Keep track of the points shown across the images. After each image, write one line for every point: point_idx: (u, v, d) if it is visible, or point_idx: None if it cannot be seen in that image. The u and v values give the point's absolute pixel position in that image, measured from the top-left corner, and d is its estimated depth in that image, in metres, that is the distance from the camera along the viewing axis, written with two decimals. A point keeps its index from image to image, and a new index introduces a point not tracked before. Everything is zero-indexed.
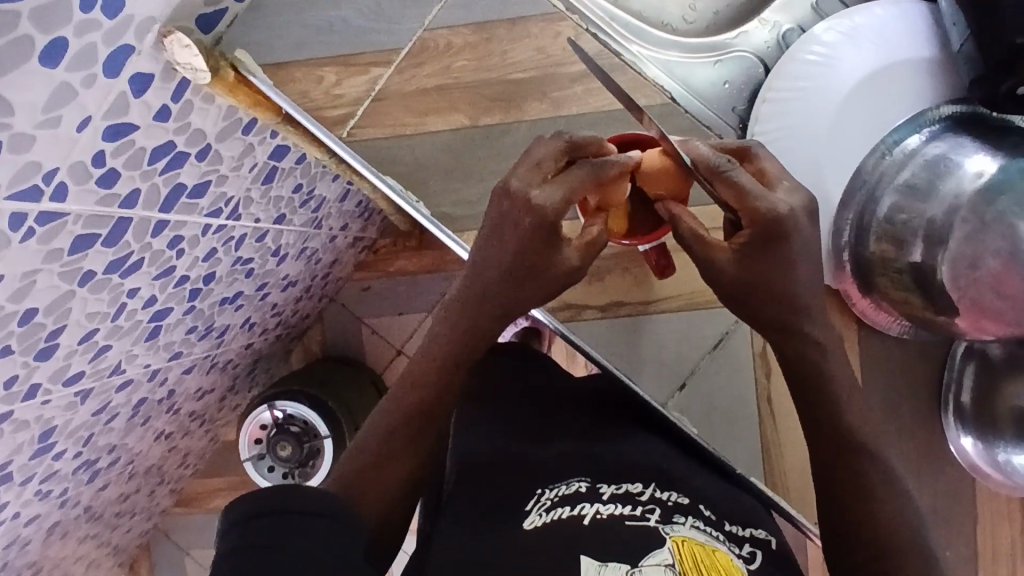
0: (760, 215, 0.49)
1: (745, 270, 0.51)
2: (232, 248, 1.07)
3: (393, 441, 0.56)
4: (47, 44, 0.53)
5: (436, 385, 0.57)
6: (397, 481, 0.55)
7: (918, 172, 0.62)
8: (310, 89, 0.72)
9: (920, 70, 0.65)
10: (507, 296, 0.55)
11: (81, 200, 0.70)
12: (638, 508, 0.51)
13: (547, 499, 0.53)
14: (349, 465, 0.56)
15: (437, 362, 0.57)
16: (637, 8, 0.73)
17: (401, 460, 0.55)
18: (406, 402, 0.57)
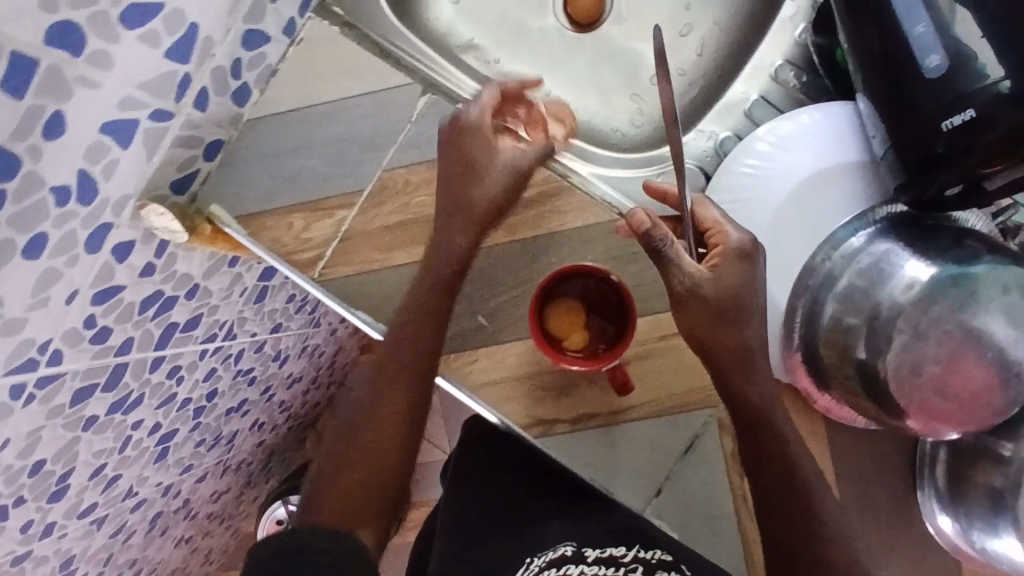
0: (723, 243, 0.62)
1: (720, 288, 0.60)
2: (232, 363, 1.12)
3: (362, 451, 0.62)
4: (27, 243, 0.59)
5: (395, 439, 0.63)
6: (398, 466, 0.63)
7: (863, 272, 0.62)
8: (282, 235, 0.77)
9: (852, 172, 0.67)
10: (461, 260, 0.67)
11: (77, 359, 0.76)
12: (621, 569, 0.62)
13: (536, 565, 0.64)
14: (312, 503, 0.60)
15: (383, 407, 0.63)
16: (588, 118, 0.87)
17: (380, 445, 0.62)
18: (393, 407, 0.63)
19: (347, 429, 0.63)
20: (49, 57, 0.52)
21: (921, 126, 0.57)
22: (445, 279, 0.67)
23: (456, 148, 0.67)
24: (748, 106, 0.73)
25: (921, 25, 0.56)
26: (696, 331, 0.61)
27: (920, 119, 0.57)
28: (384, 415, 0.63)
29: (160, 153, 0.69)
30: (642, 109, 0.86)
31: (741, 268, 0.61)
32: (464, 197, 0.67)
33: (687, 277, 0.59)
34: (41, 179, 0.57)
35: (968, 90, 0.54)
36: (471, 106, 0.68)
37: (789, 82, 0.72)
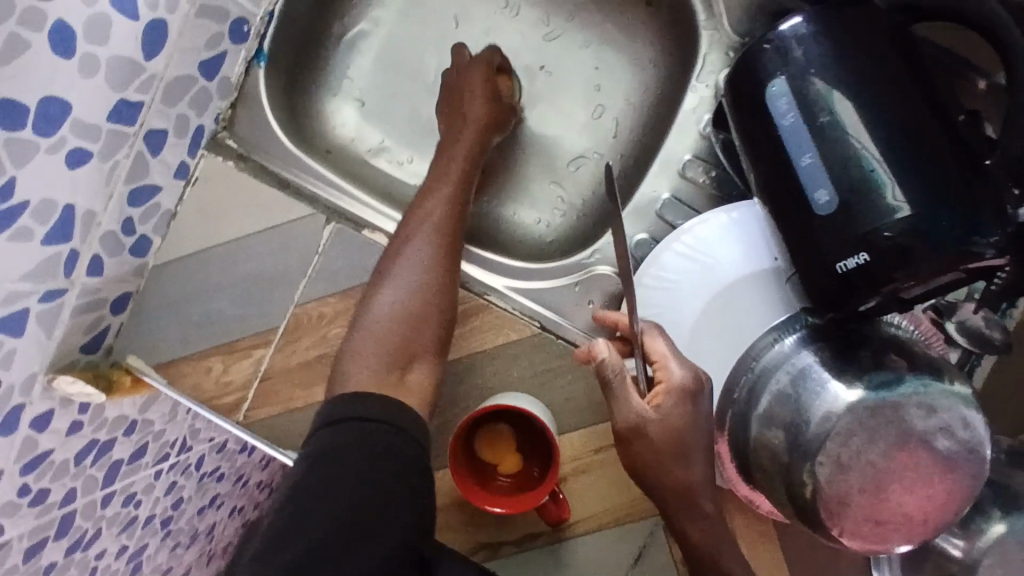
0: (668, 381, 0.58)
1: (664, 431, 0.58)
2: (195, 469, 1.11)
3: (385, 329, 0.67)
4: None
5: (427, 299, 0.67)
6: (428, 295, 0.68)
7: (782, 388, 0.57)
8: (201, 380, 0.75)
9: (765, 274, 0.64)
10: (458, 189, 0.73)
11: (17, 523, 0.76)
12: None
13: None
14: (346, 383, 0.64)
15: (405, 302, 0.67)
16: (509, 209, 0.84)
17: (411, 324, 0.67)
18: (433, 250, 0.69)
19: (365, 306, 0.68)
20: None
21: (821, 253, 0.54)
22: (431, 181, 0.73)
23: (450, 86, 0.79)
24: (658, 207, 0.70)
25: (807, 157, 0.56)
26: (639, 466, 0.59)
27: (822, 247, 0.54)
28: (405, 290, 0.68)
29: (61, 325, 0.68)
30: (565, 194, 0.84)
31: (684, 408, 0.58)
32: (462, 162, 0.75)
33: (627, 417, 0.58)
34: None
35: (870, 229, 0.52)
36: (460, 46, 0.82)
37: (698, 179, 0.69)
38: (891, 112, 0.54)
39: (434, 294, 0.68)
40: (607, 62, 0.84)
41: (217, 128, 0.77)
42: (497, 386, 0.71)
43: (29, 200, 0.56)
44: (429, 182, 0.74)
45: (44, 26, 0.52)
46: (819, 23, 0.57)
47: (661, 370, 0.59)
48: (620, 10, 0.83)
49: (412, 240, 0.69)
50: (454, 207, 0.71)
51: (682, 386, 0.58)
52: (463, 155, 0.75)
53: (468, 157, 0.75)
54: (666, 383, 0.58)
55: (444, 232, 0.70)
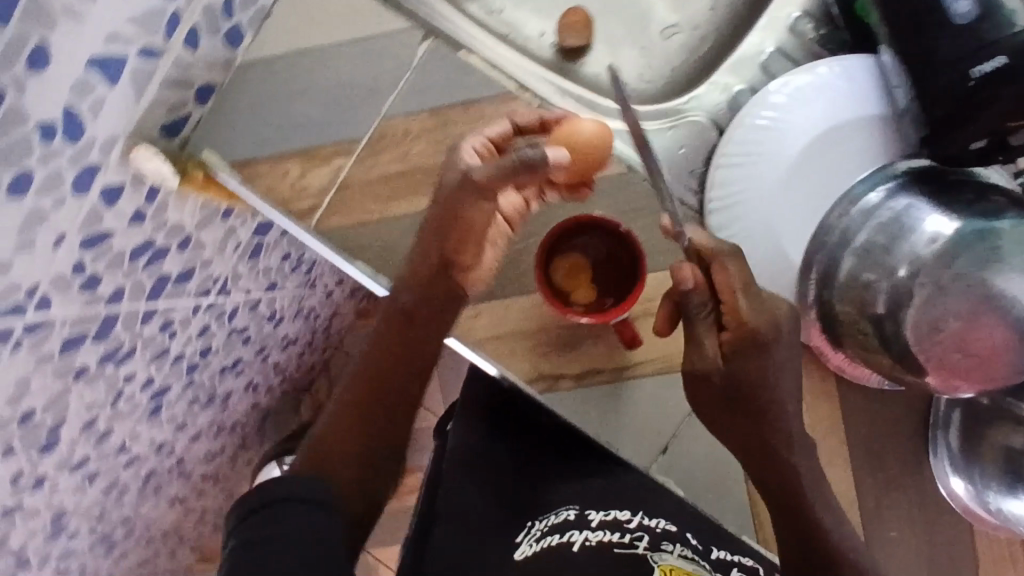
0: (748, 326, 0.56)
1: (730, 369, 0.58)
2: (227, 320, 1.10)
3: (380, 355, 0.65)
4: (11, 182, 0.57)
5: (400, 359, 0.65)
6: (408, 298, 0.65)
7: (876, 235, 0.61)
8: (277, 183, 0.74)
9: (869, 124, 0.65)
10: (464, 185, 0.60)
11: (65, 305, 0.74)
12: (627, 535, 0.66)
13: (538, 529, 0.65)
14: (319, 432, 0.62)
15: (386, 341, 0.65)
16: (594, 73, 0.80)
17: (367, 409, 0.63)
18: (415, 274, 0.65)
19: (366, 350, 0.66)
20: None
21: (947, 79, 0.56)
22: (443, 181, 0.61)
23: (445, 207, 0.61)
24: (763, 59, 0.70)
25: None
26: (694, 398, 0.62)
27: (948, 72, 0.56)
28: (399, 336, 0.65)
29: (149, 92, 0.64)
30: (652, 62, 0.81)
31: (754, 359, 0.57)
32: (447, 200, 0.61)
33: (695, 361, 0.59)
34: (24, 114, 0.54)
35: (1003, 37, 0.53)
36: (467, 147, 0.61)
37: (807, 34, 0.69)
38: None
39: (411, 331, 0.65)
40: None
41: None
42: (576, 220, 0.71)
43: None
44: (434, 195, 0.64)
45: None
46: None
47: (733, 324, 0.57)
48: None
49: (422, 233, 0.64)
50: (446, 224, 0.61)
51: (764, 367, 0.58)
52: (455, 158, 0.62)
53: (449, 234, 0.63)
54: (743, 329, 0.56)
55: (422, 276, 0.65)
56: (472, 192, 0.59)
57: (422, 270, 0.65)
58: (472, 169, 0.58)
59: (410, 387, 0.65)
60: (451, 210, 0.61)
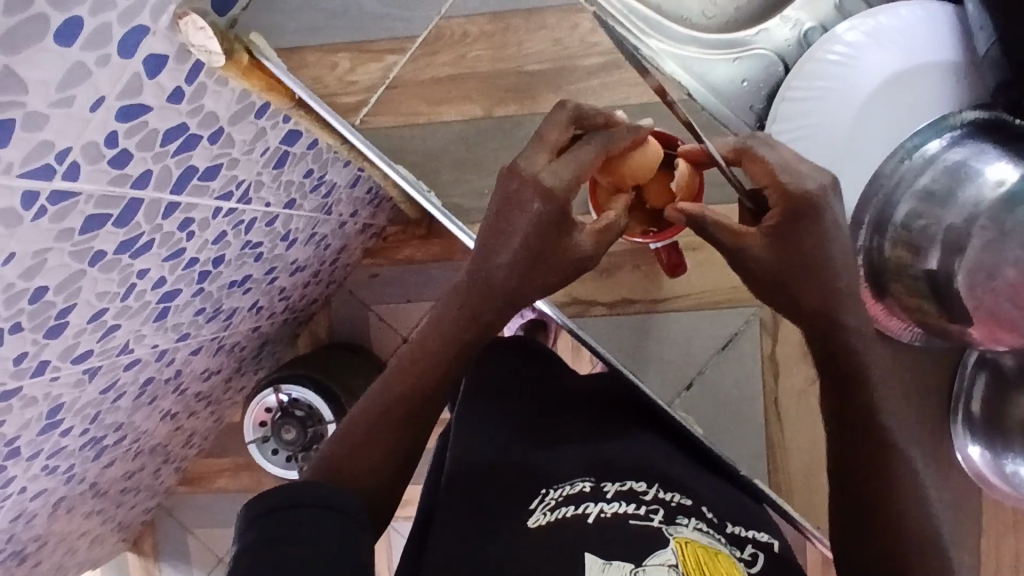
0: (793, 196, 0.50)
1: (782, 258, 0.51)
2: (243, 231, 1.08)
3: (424, 350, 0.56)
4: (62, 25, 0.55)
5: (444, 343, 0.56)
6: (487, 315, 0.55)
7: (935, 182, 0.61)
8: (325, 75, 0.71)
9: (942, 72, 0.64)
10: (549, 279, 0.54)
11: (93, 180, 0.71)
12: (642, 508, 0.53)
13: (551, 499, 0.54)
14: (372, 407, 0.55)
15: (414, 369, 0.56)
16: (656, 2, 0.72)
17: (371, 449, 0.54)
18: (449, 340, 0.56)
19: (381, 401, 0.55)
20: None
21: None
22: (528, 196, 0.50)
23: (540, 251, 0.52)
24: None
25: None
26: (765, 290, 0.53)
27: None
28: (443, 320, 0.56)
29: None
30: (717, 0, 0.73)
31: (809, 232, 0.50)
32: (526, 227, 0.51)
33: (757, 259, 0.51)
34: None
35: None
36: (553, 179, 0.49)
37: None
38: None
39: (460, 331, 0.56)
40: None
41: None
42: None
43: None
44: (505, 205, 0.51)
45: None
46: None
47: (773, 195, 0.50)
48: None
49: (460, 287, 0.55)
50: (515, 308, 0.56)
51: (799, 254, 0.51)
52: (552, 195, 0.49)
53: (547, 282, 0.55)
54: (798, 201, 0.50)
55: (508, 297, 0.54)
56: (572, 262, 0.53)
57: (485, 316, 0.55)
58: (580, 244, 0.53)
59: (436, 389, 0.56)
60: (541, 249, 0.52)
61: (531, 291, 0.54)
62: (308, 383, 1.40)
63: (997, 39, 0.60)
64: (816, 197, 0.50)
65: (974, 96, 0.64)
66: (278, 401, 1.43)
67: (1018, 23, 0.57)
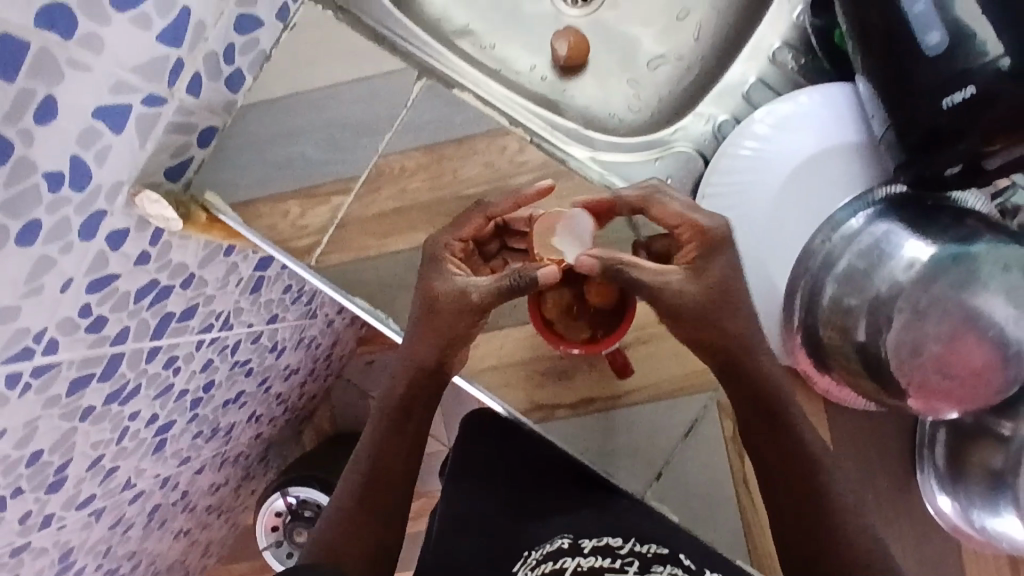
0: (700, 228, 0.58)
1: (704, 295, 0.57)
2: (229, 355, 1.11)
3: (376, 455, 0.64)
4: (22, 229, 0.60)
5: (390, 409, 0.65)
6: (420, 379, 0.64)
7: (859, 254, 0.64)
8: (278, 223, 0.76)
9: (850, 151, 0.67)
10: (455, 334, 0.62)
11: (72, 347, 0.76)
12: (617, 561, 0.52)
13: (532, 559, 0.56)
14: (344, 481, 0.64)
15: (372, 469, 0.63)
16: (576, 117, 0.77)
17: (347, 528, 0.61)
18: (393, 403, 0.65)
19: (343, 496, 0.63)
20: (38, 40, 0.52)
21: (914, 113, 0.57)
22: (429, 299, 0.61)
23: (433, 309, 0.61)
24: (746, 89, 0.72)
25: (920, 3, 0.55)
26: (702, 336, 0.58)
27: (914, 104, 0.57)
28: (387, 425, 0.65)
29: (155, 138, 0.69)
30: (635, 106, 0.85)
31: (722, 261, 0.58)
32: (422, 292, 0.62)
33: (672, 293, 0.57)
34: (34, 163, 0.58)
35: (968, 74, 0.53)
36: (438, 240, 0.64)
37: (787, 65, 0.71)
38: None
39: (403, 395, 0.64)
40: None
41: None
42: None
43: None
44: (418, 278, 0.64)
45: None
46: None
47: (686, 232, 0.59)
48: None
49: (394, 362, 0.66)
50: (439, 369, 0.64)
51: (729, 304, 0.58)
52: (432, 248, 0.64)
53: (457, 340, 0.62)
54: (700, 228, 0.58)
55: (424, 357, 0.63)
56: (468, 308, 0.60)
57: (418, 377, 0.64)
58: (467, 287, 0.60)
59: (385, 451, 0.64)
60: (427, 305, 0.61)
61: (440, 346, 0.62)
62: (317, 485, 1.39)
63: (890, 121, 0.61)
64: (719, 232, 0.58)
65: (883, 167, 0.67)
66: (287, 504, 1.45)
67: (902, 105, 0.58)
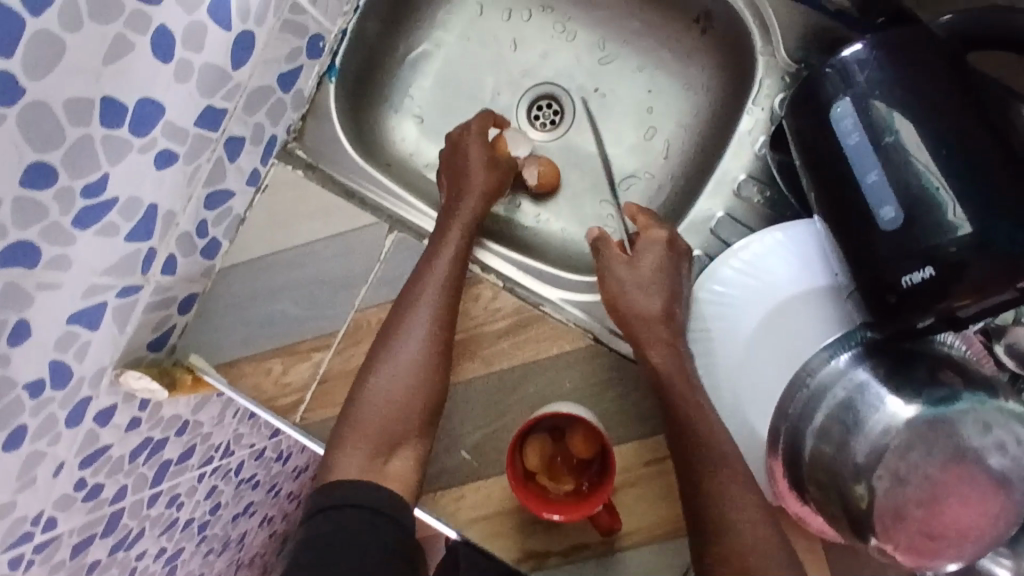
0: (656, 233, 0.70)
1: (652, 275, 0.68)
2: (233, 475, 1.12)
3: (380, 408, 0.66)
4: (8, 437, 0.61)
5: (430, 340, 0.69)
6: (450, 311, 0.70)
7: (839, 397, 0.61)
8: (261, 381, 0.77)
9: (822, 292, 0.67)
10: (461, 257, 0.72)
11: (70, 519, 0.76)
12: None
13: None
14: (367, 394, 0.67)
15: (408, 364, 0.67)
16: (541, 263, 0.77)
17: (392, 404, 0.66)
18: (428, 349, 0.68)
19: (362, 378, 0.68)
20: (6, 278, 0.53)
21: (874, 281, 0.57)
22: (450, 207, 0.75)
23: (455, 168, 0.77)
24: (713, 224, 0.72)
25: (873, 175, 0.57)
26: (628, 313, 0.67)
27: (871, 274, 0.57)
28: (400, 380, 0.67)
29: (134, 321, 0.70)
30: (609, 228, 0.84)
31: (659, 258, 0.68)
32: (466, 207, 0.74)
33: (619, 279, 0.69)
34: (13, 380, 0.59)
35: (934, 244, 0.53)
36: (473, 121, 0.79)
37: (752, 198, 0.71)
38: (949, 133, 0.54)
39: (438, 358, 0.68)
40: (660, 84, 0.85)
41: (287, 138, 0.78)
42: (550, 396, 0.73)
43: (118, 196, 0.60)
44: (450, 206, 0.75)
45: (147, 30, 0.54)
46: (880, 49, 0.57)
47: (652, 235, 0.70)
48: (676, 36, 0.83)
49: (417, 308, 0.70)
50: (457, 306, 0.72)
51: (654, 261, 0.68)
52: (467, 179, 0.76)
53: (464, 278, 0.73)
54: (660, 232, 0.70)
55: (450, 290, 0.71)
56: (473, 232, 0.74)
57: (449, 313, 0.70)
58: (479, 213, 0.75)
59: (426, 349, 0.68)
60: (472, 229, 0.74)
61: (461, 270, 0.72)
62: None
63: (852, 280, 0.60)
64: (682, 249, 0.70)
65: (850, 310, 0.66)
66: None
67: (861, 270, 0.58)
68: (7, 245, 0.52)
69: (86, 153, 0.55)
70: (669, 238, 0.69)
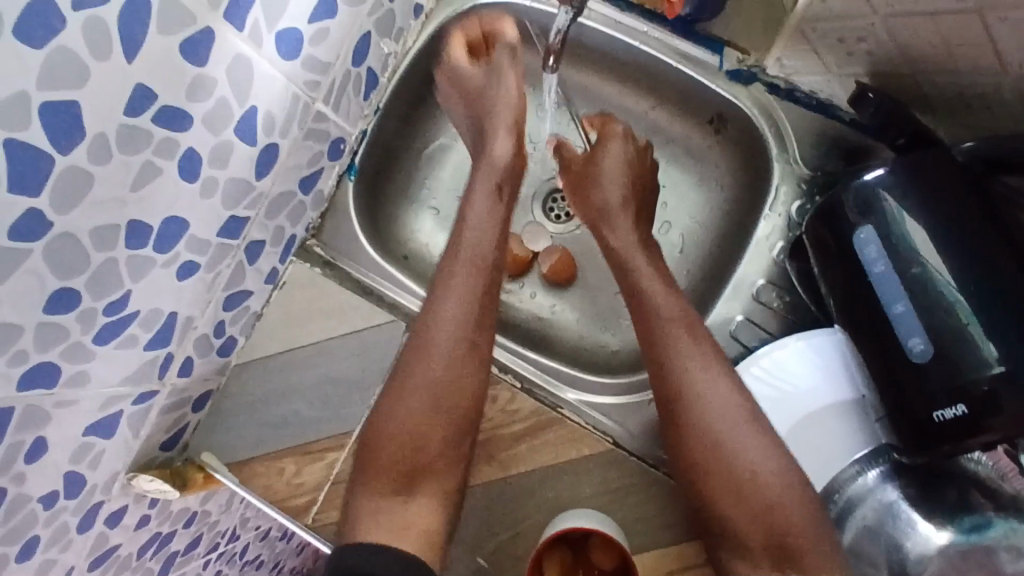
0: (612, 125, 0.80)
1: (618, 170, 0.77)
2: (239, 558, 1.08)
3: (400, 436, 0.63)
4: (19, 551, 0.60)
5: (445, 377, 0.64)
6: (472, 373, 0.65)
7: (869, 518, 0.61)
8: (274, 482, 0.75)
9: (844, 403, 0.66)
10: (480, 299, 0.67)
11: None
12: None
13: None
14: (386, 421, 0.64)
15: (424, 404, 0.63)
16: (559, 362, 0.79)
17: (412, 417, 0.63)
18: (453, 375, 0.64)
19: (375, 415, 0.65)
20: (24, 402, 0.53)
21: (906, 410, 0.56)
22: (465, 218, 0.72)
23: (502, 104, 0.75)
24: (732, 328, 0.72)
25: (901, 306, 0.57)
26: (603, 213, 0.76)
27: (903, 404, 0.57)
28: (411, 409, 0.63)
29: (148, 424, 0.69)
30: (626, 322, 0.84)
31: (619, 154, 0.78)
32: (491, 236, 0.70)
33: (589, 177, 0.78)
34: (28, 495, 0.58)
35: (967, 380, 0.53)
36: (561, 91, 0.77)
37: (772, 303, 0.72)
38: (974, 267, 0.55)
39: (464, 380, 0.65)
40: (673, 180, 0.85)
41: (306, 236, 0.80)
42: (569, 502, 0.71)
43: (138, 310, 0.60)
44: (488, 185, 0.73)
45: (175, 154, 0.55)
46: (901, 176, 0.58)
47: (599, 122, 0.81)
48: (688, 134, 0.84)
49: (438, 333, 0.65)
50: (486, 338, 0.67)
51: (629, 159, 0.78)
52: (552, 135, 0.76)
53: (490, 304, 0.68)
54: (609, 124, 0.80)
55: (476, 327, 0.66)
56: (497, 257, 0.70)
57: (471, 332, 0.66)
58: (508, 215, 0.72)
59: (450, 368, 0.64)
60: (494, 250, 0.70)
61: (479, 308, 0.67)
62: None
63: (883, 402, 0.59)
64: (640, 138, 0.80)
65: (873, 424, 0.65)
66: None
67: (893, 398, 0.58)
68: (26, 370, 0.52)
69: (110, 275, 0.55)
70: (625, 132, 0.79)
